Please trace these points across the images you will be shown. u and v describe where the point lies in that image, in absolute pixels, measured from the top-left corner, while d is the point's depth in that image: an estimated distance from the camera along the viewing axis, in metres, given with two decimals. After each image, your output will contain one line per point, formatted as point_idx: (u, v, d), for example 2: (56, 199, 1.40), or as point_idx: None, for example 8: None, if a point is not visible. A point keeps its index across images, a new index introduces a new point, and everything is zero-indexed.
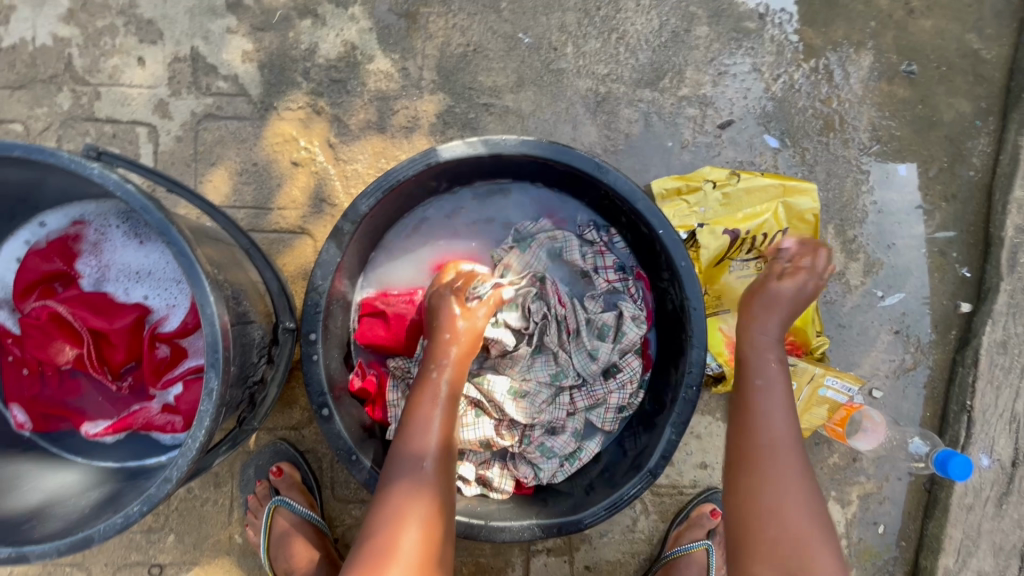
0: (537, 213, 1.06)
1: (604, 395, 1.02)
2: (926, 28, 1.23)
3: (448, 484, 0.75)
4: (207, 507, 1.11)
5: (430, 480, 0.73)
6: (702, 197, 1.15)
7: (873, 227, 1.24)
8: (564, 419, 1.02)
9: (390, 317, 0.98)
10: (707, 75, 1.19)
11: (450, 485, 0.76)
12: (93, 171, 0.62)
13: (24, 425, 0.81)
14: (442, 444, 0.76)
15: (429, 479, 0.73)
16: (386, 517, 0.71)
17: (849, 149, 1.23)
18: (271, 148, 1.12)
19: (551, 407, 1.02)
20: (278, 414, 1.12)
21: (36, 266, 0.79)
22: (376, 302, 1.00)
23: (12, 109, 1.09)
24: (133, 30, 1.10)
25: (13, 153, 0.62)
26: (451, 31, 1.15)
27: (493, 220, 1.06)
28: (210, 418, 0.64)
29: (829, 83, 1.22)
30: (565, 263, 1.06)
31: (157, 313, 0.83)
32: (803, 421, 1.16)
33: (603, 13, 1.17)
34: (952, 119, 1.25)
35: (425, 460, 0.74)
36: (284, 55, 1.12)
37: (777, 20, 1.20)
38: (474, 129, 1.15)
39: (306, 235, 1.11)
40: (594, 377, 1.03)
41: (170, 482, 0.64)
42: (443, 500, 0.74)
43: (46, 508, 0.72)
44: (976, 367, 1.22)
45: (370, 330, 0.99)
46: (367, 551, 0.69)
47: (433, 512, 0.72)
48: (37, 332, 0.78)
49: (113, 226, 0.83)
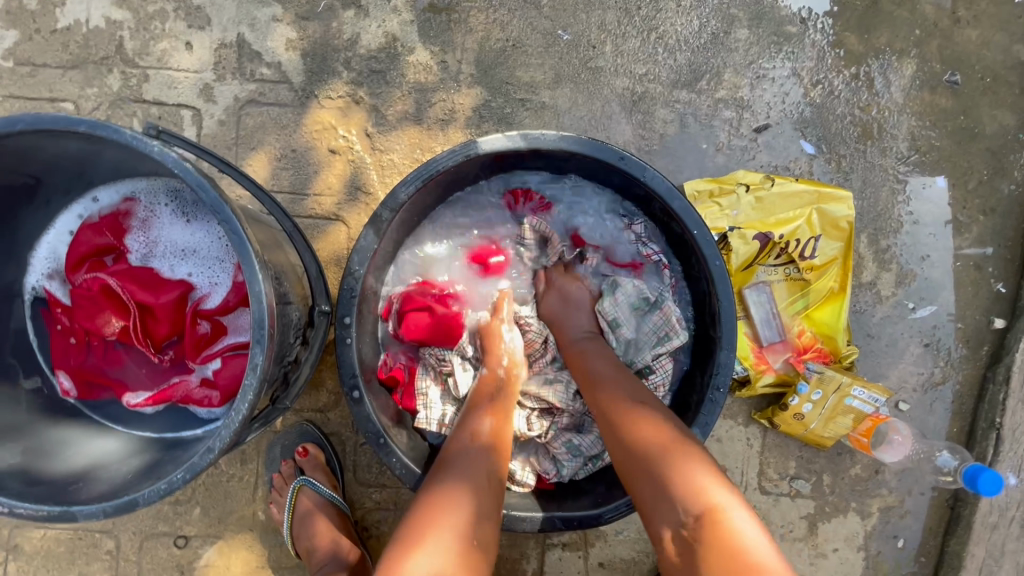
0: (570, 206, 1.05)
1: None
2: (972, 38, 1.21)
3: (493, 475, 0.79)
4: (232, 483, 1.14)
5: (485, 463, 0.79)
6: (734, 200, 1.14)
7: (907, 237, 1.22)
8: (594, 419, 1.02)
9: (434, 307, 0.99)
10: (745, 78, 1.18)
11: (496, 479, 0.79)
12: (153, 148, 0.64)
13: (69, 391, 0.84)
14: (494, 444, 0.83)
15: (485, 465, 0.79)
16: (431, 497, 0.74)
17: (887, 158, 1.21)
18: (310, 135, 1.14)
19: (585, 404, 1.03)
20: (306, 397, 1.14)
21: (89, 240, 0.82)
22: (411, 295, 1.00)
23: (64, 88, 1.12)
24: (182, 15, 1.13)
25: (78, 128, 0.64)
26: (491, 26, 1.16)
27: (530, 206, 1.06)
28: (253, 392, 0.66)
29: (869, 91, 1.20)
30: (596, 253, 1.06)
31: (199, 290, 0.85)
32: (827, 430, 1.16)
33: (643, 13, 1.17)
34: (995, 131, 1.23)
35: (483, 451, 0.81)
36: (327, 44, 1.14)
37: (819, 25, 1.19)
38: (510, 124, 1.16)
39: (340, 222, 1.14)
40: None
41: (213, 451, 0.66)
42: (490, 488, 0.77)
43: (91, 472, 0.74)
44: (1008, 384, 1.20)
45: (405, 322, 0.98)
46: (408, 528, 0.70)
47: (482, 491, 0.75)
48: (87, 303, 0.81)
49: (162, 204, 0.84)
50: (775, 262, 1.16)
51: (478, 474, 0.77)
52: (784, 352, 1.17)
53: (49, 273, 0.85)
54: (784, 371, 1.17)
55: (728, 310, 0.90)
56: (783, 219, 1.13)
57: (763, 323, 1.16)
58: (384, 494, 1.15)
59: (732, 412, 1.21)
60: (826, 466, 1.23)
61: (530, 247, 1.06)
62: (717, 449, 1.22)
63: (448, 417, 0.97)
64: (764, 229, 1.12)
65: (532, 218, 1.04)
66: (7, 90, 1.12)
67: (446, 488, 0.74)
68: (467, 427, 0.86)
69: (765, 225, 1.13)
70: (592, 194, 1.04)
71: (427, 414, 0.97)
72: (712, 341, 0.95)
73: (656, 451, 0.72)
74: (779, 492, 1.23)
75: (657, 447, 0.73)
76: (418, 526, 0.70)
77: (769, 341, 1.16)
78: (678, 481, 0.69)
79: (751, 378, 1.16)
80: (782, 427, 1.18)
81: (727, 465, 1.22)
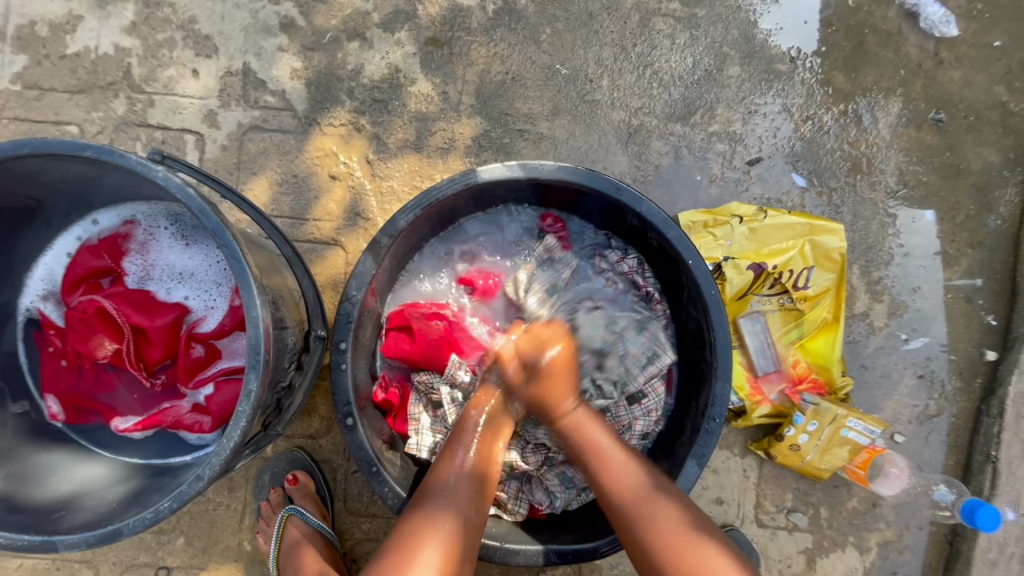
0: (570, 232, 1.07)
1: (629, 422, 1.02)
2: (954, 78, 1.26)
3: (478, 512, 0.79)
4: (219, 511, 1.11)
5: (472, 496, 0.79)
6: (729, 230, 1.16)
7: (898, 269, 1.24)
8: None
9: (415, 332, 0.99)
10: (737, 113, 1.22)
11: (477, 511, 0.78)
12: (157, 174, 0.65)
13: (56, 415, 0.82)
14: (481, 473, 0.82)
15: (470, 494, 0.79)
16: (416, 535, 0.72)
17: (876, 192, 1.24)
18: (311, 161, 1.15)
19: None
20: (298, 422, 1.13)
21: (86, 262, 0.82)
22: (403, 315, 0.99)
23: (70, 112, 1.14)
24: (190, 44, 1.15)
25: (83, 152, 0.65)
26: (491, 59, 1.19)
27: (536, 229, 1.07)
28: (246, 419, 0.65)
29: (857, 128, 1.24)
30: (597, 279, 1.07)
31: (194, 314, 0.84)
32: (824, 461, 1.15)
33: (639, 50, 1.21)
34: (980, 168, 1.26)
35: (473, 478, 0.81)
36: (331, 74, 1.16)
37: (808, 64, 1.23)
38: (508, 153, 1.18)
39: (338, 246, 1.15)
40: (617, 402, 1.02)
41: (203, 479, 0.65)
42: (470, 526, 0.76)
43: (75, 499, 0.72)
44: (1001, 417, 1.21)
45: (395, 344, 0.99)
46: (391, 558, 0.70)
47: (464, 531, 0.75)
48: (80, 325, 0.81)
49: (162, 227, 0.85)
50: (769, 292, 1.16)
51: (462, 505, 0.77)
52: (779, 383, 1.17)
53: (43, 295, 0.84)
54: (779, 402, 1.17)
55: (722, 340, 0.90)
56: (776, 250, 1.14)
57: (757, 352, 1.17)
58: (375, 524, 1.13)
59: (729, 442, 1.21)
60: (823, 499, 1.22)
61: (536, 270, 1.06)
62: (713, 480, 1.21)
63: (440, 444, 0.97)
64: (758, 259, 1.14)
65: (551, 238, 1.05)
66: (13, 113, 1.13)
67: (428, 522, 0.73)
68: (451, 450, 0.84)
69: (759, 256, 1.14)
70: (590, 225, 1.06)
71: (418, 440, 0.96)
72: (705, 370, 0.95)
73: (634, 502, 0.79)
74: (777, 525, 1.21)
75: (633, 500, 0.79)
76: (401, 558, 0.70)
77: (764, 371, 1.17)
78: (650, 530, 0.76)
79: (746, 408, 1.16)
80: (778, 458, 1.17)
81: (724, 496, 1.21)
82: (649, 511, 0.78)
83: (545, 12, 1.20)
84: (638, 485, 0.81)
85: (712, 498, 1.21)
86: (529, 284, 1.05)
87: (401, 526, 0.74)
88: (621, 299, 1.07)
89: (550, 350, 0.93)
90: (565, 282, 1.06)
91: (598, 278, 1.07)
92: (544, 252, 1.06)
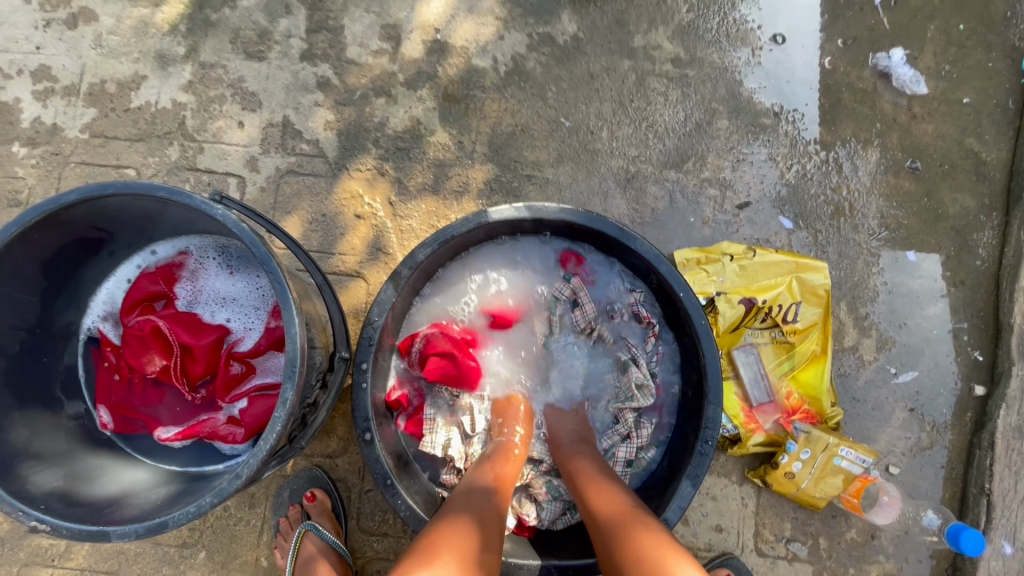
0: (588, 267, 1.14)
1: (611, 449, 1.08)
2: (928, 131, 1.37)
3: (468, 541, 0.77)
4: (239, 527, 1.18)
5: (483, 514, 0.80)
6: (720, 268, 1.25)
7: (884, 305, 1.31)
8: None
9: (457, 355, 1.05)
10: (726, 161, 1.33)
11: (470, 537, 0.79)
12: (217, 212, 0.76)
13: (106, 425, 0.91)
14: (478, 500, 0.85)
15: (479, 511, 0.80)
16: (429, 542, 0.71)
17: (859, 234, 1.33)
18: (339, 202, 1.28)
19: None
20: (317, 442, 1.20)
21: (144, 287, 0.93)
22: (441, 343, 1.05)
23: (129, 157, 1.29)
24: (238, 99, 1.31)
25: (157, 193, 0.77)
26: (503, 113, 1.33)
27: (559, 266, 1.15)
28: (281, 424, 0.74)
29: (839, 175, 1.34)
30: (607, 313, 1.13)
31: (234, 334, 0.95)
32: (818, 489, 1.19)
33: (635, 105, 1.34)
34: (957, 212, 1.35)
35: (480, 501, 0.83)
36: (360, 126, 1.31)
37: (791, 118, 1.35)
38: (517, 196, 1.30)
39: (361, 278, 1.26)
40: (603, 432, 1.11)
41: (241, 477, 0.73)
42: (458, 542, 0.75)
43: (123, 498, 0.81)
44: (993, 450, 1.24)
45: (439, 368, 1.04)
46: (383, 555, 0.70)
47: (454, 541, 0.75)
48: (136, 342, 0.91)
49: (210, 257, 0.96)
50: (761, 326, 1.24)
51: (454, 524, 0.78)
52: (773, 413, 1.23)
53: (103, 316, 0.95)
54: (774, 431, 1.22)
55: (712, 370, 0.98)
56: (765, 285, 1.23)
57: (751, 382, 1.23)
58: (385, 543, 1.18)
59: (726, 470, 1.25)
60: (821, 529, 1.25)
61: (550, 304, 1.13)
62: (712, 507, 1.24)
63: (452, 441, 1.06)
64: (748, 294, 1.22)
65: (576, 279, 1.12)
66: (80, 157, 1.28)
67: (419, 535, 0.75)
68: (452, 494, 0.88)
69: (749, 291, 1.23)
70: (607, 262, 1.13)
71: (433, 438, 1.06)
72: (698, 403, 1.02)
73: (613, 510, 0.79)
74: (777, 554, 1.24)
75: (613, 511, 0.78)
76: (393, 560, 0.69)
77: (759, 401, 1.23)
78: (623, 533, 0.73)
79: (741, 435, 1.21)
80: (774, 486, 1.21)
81: (724, 524, 1.24)
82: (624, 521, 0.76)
83: (551, 72, 1.34)
84: (619, 504, 0.80)
85: (712, 525, 1.25)
86: (541, 319, 1.13)
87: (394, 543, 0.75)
88: (629, 331, 1.14)
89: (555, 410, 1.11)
90: (578, 319, 1.12)
91: (610, 313, 1.13)
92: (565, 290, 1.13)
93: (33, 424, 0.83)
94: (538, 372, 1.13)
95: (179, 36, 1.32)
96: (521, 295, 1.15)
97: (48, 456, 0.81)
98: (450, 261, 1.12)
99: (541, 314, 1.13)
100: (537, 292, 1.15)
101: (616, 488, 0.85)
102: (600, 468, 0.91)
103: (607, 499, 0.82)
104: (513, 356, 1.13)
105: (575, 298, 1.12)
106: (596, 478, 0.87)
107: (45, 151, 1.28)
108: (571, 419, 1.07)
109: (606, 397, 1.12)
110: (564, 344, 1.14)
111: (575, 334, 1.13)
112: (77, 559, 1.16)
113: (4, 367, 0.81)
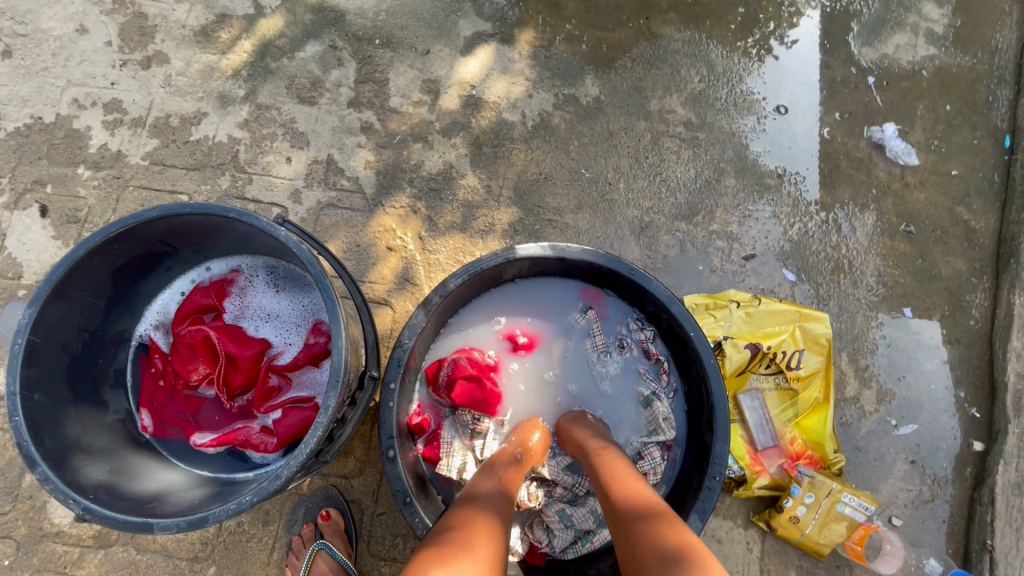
0: (606, 305, 1.23)
1: None
2: (920, 198, 1.48)
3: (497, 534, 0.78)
4: (251, 544, 1.19)
5: (508, 519, 0.82)
6: (727, 313, 1.32)
7: (883, 358, 1.38)
8: (587, 495, 1.11)
9: (484, 379, 1.11)
10: (734, 216, 1.44)
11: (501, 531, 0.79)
12: (280, 233, 0.84)
13: (146, 427, 0.97)
14: (505, 501, 0.86)
15: (505, 516, 0.81)
16: (457, 536, 0.72)
17: (858, 289, 1.42)
18: (373, 235, 1.38)
19: (572, 473, 1.12)
20: (334, 462, 1.24)
21: (197, 299, 1.00)
22: (466, 367, 1.12)
23: (184, 184, 1.40)
24: (288, 138, 1.43)
25: (229, 214, 0.85)
26: (529, 162, 1.45)
27: (580, 304, 1.23)
28: (323, 429, 0.80)
29: (838, 234, 1.44)
30: (620, 349, 1.20)
31: (275, 348, 1.02)
32: (822, 536, 1.21)
33: (650, 161, 1.46)
34: (950, 274, 1.44)
35: (499, 503, 0.84)
36: (398, 167, 1.42)
37: (793, 180, 1.47)
38: (538, 238, 1.40)
39: (388, 306, 1.34)
40: None
41: (281, 478, 0.78)
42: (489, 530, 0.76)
43: (161, 497, 0.86)
44: (993, 506, 1.27)
45: (465, 393, 1.10)
46: (422, 546, 0.71)
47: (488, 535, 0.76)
48: (186, 350, 0.97)
49: (259, 276, 1.05)
50: (766, 371, 1.30)
51: (483, 515, 0.79)
52: (778, 458, 1.26)
53: (155, 324, 1.02)
54: (779, 475, 1.25)
55: (721, 407, 1.03)
56: (769, 332, 1.29)
57: (759, 426, 1.28)
58: (393, 569, 1.20)
59: (732, 513, 1.28)
60: None
61: (568, 339, 1.21)
62: (718, 550, 1.26)
63: (467, 465, 1.10)
64: (754, 339, 1.29)
65: (594, 315, 1.20)
66: (138, 182, 1.39)
67: (454, 525, 0.76)
68: (477, 490, 0.88)
69: (755, 336, 1.29)
70: (622, 302, 1.22)
71: (449, 461, 1.09)
72: (706, 441, 1.07)
73: (638, 507, 0.78)
74: None
75: (635, 507, 0.78)
76: (428, 548, 0.69)
77: (763, 445, 1.27)
78: (644, 527, 0.73)
79: (747, 477, 1.24)
80: (779, 531, 1.23)
81: (729, 568, 1.25)
82: (647, 516, 0.75)
83: (574, 129, 1.47)
84: (642, 499, 0.80)
85: None
86: (559, 351, 1.20)
87: (431, 535, 0.75)
88: (640, 369, 1.20)
89: (572, 415, 1.13)
90: (594, 353, 1.19)
91: (624, 349, 1.20)
92: (584, 326, 1.21)
93: (84, 420, 0.88)
94: (556, 404, 1.18)
95: (241, 79, 1.47)
96: (541, 328, 1.21)
97: (95, 452, 0.87)
98: (476, 295, 1.20)
99: (558, 345, 1.20)
100: (556, 326, 1.22)
101: (639, 485, 0.84)
102: (625, 465, 0.91)
103: (631, 495, 0.81)
104: (531, 387, 1.19)
105: (591, 333, 1.20)
106: (619, 476, 0.87)
107: (107, 174, 1.39)
108: (590, 423, 1.08)
109: (625, 432, 1.17)
110: (581, 376, 1.19)
111: (590, 367, 1.19)
112: (88, 567, 1.17)
113: (66, 364, 0.87)
